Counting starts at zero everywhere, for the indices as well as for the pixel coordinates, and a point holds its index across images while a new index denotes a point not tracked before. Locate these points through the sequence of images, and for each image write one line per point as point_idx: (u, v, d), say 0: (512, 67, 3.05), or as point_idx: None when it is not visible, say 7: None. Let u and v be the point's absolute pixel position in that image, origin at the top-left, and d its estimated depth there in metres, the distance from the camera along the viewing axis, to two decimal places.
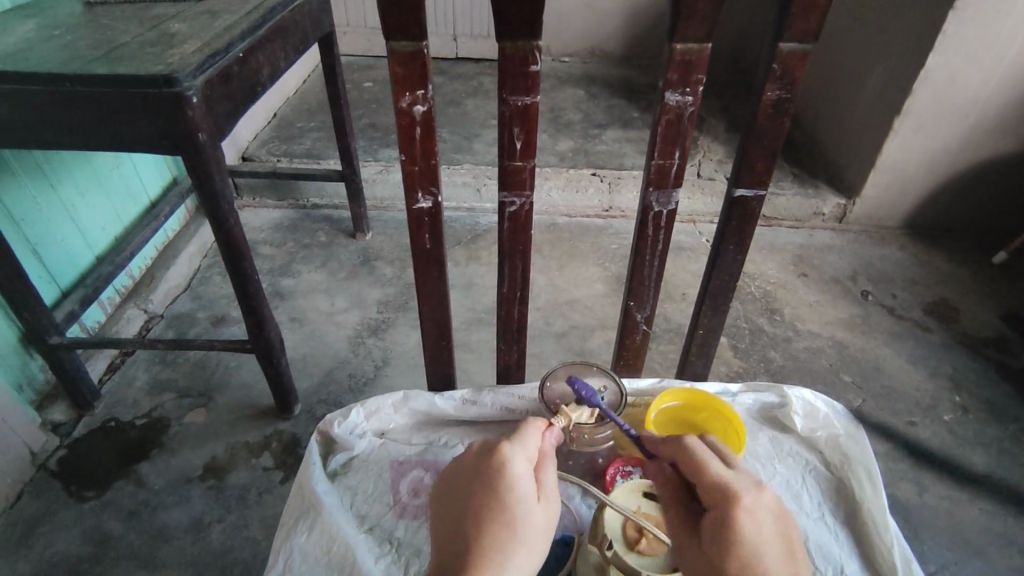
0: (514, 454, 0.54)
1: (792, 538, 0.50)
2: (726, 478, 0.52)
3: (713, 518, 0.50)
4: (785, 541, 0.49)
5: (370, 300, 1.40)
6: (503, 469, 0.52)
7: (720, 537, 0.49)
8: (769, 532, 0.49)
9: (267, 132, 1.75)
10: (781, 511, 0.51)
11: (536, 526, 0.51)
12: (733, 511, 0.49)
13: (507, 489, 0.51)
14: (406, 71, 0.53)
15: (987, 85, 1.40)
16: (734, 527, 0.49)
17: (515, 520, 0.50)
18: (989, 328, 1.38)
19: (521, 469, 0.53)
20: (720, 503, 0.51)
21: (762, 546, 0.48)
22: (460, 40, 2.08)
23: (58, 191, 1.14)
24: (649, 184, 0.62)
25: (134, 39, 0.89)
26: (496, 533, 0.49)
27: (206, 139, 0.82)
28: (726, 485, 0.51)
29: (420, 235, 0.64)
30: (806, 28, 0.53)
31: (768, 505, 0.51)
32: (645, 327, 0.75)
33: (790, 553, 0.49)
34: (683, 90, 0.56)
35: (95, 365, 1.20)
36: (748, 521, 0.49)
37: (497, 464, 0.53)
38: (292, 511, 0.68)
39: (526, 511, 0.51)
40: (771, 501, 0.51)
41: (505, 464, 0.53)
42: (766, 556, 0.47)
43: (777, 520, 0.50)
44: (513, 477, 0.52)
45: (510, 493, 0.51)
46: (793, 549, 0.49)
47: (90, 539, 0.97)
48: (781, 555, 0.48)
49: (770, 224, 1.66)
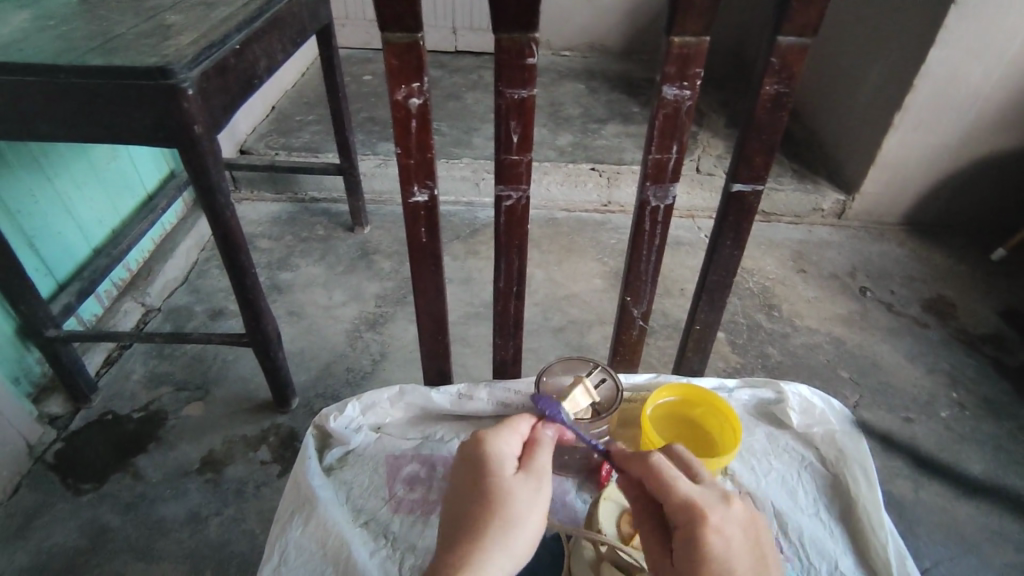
0: (492, 433, 0.56)
1: (758, 546, 0.51)
2: (693, 498, 0.52)
3: (683, 539, 0.51)
4: (752, 550, 0.51)
5: (368, 294, 1.40)
6: (481, 448, 0.55)
7: (690, 558, 0.50)
8: (737, 547, 0.50)
9: (265, 126, 1.75)
10: (748, 521, 0.52)
11: (519, 495, 0.52)
12: (701, 535, 0.50)
13: (485, 465, 0.54)
14: (402, 63, 0.52)
15: (988, 81, 1.40)
16: (704, 549, 0.49)
17: (495, 490, 0.52)
18: (987, 324, 1.38)
19: (501, 447, 0.56)
20: (689, 524, 0.51)
21: (731, 562, 0.49)
22: (459, 33, 2.07)
23: (54, 183, 1.14)
24: (646, 178, 0.61)
25: (129, 30, 0.88)
26: (475, 506, 0.51)
27: (201, 132, 0.81)
28: (693, 507, 0.51)
29: (416, 229, 0.63)
30: (805, 22, 0.53)
31: (736, 520, 0.51)
32: (642, 322, 0.75)
33: (757, 563, 0.50)
34: (681, 84, 0.55)
35: (92, 358, 1.20)
36: (717, 540, 0.50)
37: (475, 444, 0.56)
38: (287, 504, 0.68)
39: (505, 481, 0.53)
40: (738, 513, 0.52)
41: (483, 444, 0.56)
42: (734, 571, 0.48)
43: (744, 532, 0.50)
44: (492, 454, 0.55)
45: (488, 468, 0.54)
46: (761, 557, 0.50)
47: (87, 532, 0.97)
48: (749, 567, 0.49)
49: (769, 219, 1.66)
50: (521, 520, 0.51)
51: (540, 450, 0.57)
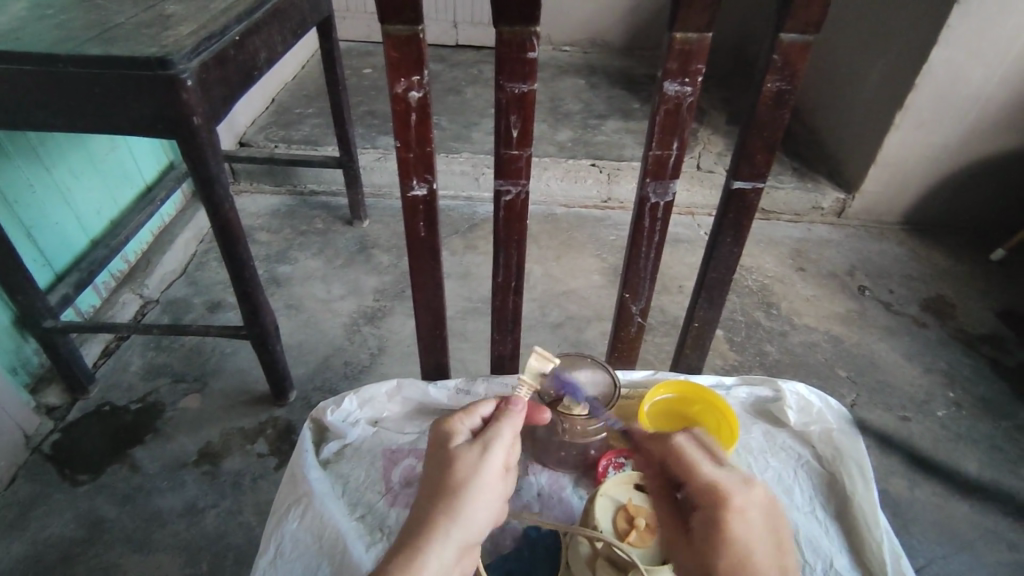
0: (449, 418, 0.59)
1: (781, 533, 0.52)
2: (717, 479, 0.54)
3: (704, 518, 0.52)
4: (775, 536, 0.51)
5: (366, 288, 1.39)
6: (438, 429, 0.59)
7: (710, 535, 0.51)
8: (758, 529, 0.51)
9: (265, 118, 1.74)
10: (772, 506, 0.53)
11: (466, 466, 0.54)
12: (721, 513, 0.52)
13: (440, 444, 0.57)
14: (402, 56, 0.52)
15: (990, 80, 1.39)
16: (725, 528, 0.51)
17: (445, 464, 0.54)
18: (985, 324, 1.38)
19: (456, 425, 0.59)
20: (711, 504, 0.53)
21: (752, 544, 0.50)
22: (461, 27, 2.06)
23: (52, 174, 1.13)
24: (646, 174, 0.61)
25: (127, 20, 0.87)
26: (430, 482, 0.54)
27: (200, 123, 0.81)
28: (717, 487, 0.54)
29: (415, 223, 0.63)
30: (808, 18, 0.53)
31: (758, 503, 0.53)
32: (640, 319, 0.75)
33: (780, 548, 0.50)
34: (682, 80, 0.55)
35: (90, 350, 1.20)
36: (738, 520, 0.51)
37: (434, 427, 0.59)
38: (283, 498, 0.68)
39: (454, 453, 0.55)
40: (760, 497, 0.53)
41: (441, 426, 0.59)
42: (756, 551, 0.49)
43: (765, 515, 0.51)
44: (447, 432, 0.58)
45: (443, 446, 0.57)
46: (782, 542, 0.51)
47: (84, 522, 0.97)
48: (769, 550, 0.50)
49: (769, 217, 1.66)
50: (466, 486, 0.52)
51: (498, 421, 0.58)
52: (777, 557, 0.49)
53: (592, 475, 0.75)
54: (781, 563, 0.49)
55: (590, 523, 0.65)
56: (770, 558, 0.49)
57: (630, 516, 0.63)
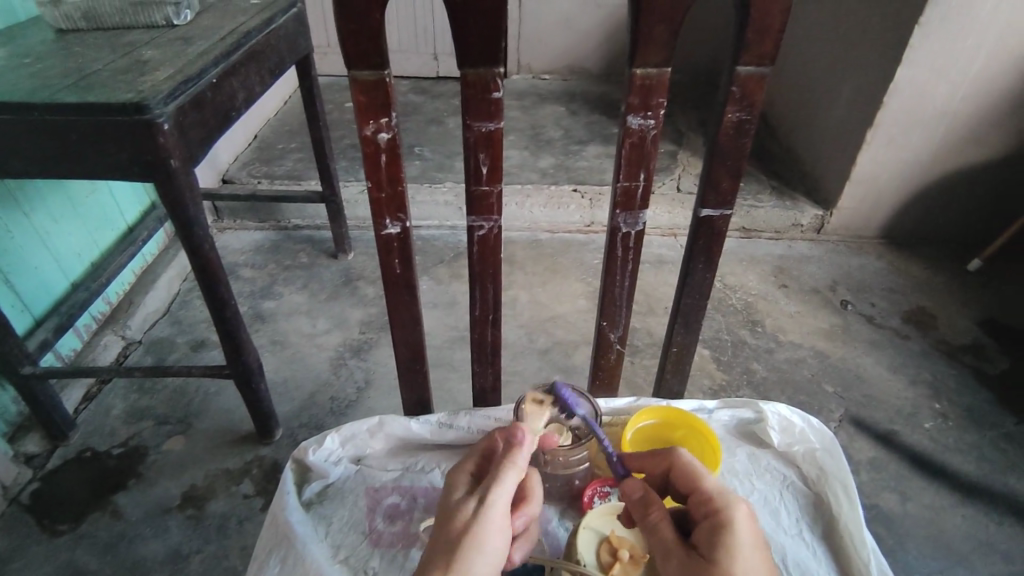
0: (460, 463, 0.60)
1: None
2: (724, 489, 0.58)
3: (710, 523, 0.56)
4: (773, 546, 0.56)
5: (352, 320, 1.39)
6: (449, 476, 0.59)
7: (716, 537, 0.55)
8: (758, 539, 0.55)
9: (248, 154, 1.75)
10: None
11: (463, 519, 0.54)
12: (728, 519, 0.55)
13: (448, 494, 0.58)
14: (370, 100, 0.53)
15: (954, 96, 1.44)
16: (732, 532, 0.54)
17: (445, 516, 0.55)
18: (967, 334, 1.40)
19: (465, 471, 0.59)
20: (717, 510, 0.56)
21: (755, 551, 0.54)
22: (441, 59, 2.10)
23: (31, 218, 1.13)
24: (616, 206, 0.62)
25: (105, 66, 0.88)
26: (431, 534, 0.55)
27: (178, 165, 0.82)
28: (726, 495, 0.58)
29: (389, 260, 0.63)
30: (763, 52, 0.54)
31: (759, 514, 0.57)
32: (619, 346, 0.76)
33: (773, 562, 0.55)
34: (645, 114, 0.56)
35: (70, 395, 1.18)
36: (745, 527, 0.55)
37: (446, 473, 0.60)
38: (265, 542, 0.67)
39: (455, 504, 0.56)
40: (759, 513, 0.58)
41: (453, 473, 0.59)
42: (757, 558, 0.54)
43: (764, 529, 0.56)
44: (454, 480, 0.58)
45: (448, 496, 0.57)
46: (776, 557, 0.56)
47: (63, 575, 0.95)
48: (768, 559, 0.54)
49: (749, 235, 1.68)
50: (461, 541, 0.52)
51: (499, 467, 0.56)
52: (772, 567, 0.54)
53: (577, 505, 0.75)
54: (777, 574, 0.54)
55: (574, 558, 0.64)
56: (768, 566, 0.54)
57: (613, 548, 0.63)
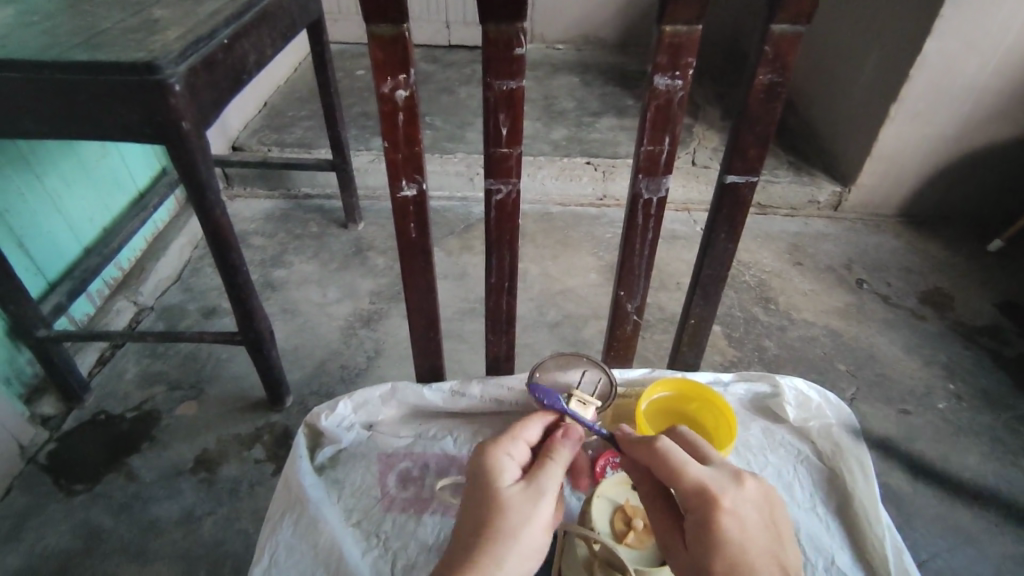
0: (495, 446, 0.58)
1: (771, 526, 0.53)
2: (705, 483, 0.53)
3: (695, 522, 0.53)
4: (768, 531, 0.52)
5: (362, 291, 1.39)
6: (482, 461, 0.57)
7: (704, 539, 0.52)
8: (751, 528, 0.52)
9: (257, 121, 1.73)
10: (760, 499, 0.54)
11: (514, 511, 0.52)
12: (716, 519, 0.51)
13: (485, 477, 0.55)
14: (388, 55, 0.51)
15: (984, 70, 1.39)
16: (720, 534, 0.51)
17: (493, 505, 0.53)
18: (983, 315, 1.38)
19: (502, 457, 0.57)
20: (702, 508, 0.52)
21: (747, 544, 0.51)
22: (453, 27, 2.05)
23: (44, 182, 1.13)
24: (638, 171, 0.61)
25: (114, 25, 0.86)
26: (474, 520, 0.53)
27: (190, 128, 0.80)
28: (707, 491, 0.53)
29: (405, 224, 0.62)
30: (799, 10, 0.52)
31: (749, 500, 0.53)
32: (636, 317, 0.75)
33: (772, 544, 0.52)
34: (672, 74, 0.54)
35: (85, 359, 1.19)
36: (732, 524, 0.51)
37: (478, 457, 0.58)
38: (278, 505, 0.67)
39: (503, 494, 0.54)
40: (749, 494, 0.53)
41: (486, 454, 0.57)
42: (750, 552, 0.50)
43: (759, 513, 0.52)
44: (490, 464, 0.56)
45: (489, 481, 0.55)
46: (775, 536, 0.52)
47: (81, 533, 0.97)
48: (763, 547, 0.51)
49: (765, 212, 1.65)
50: (518, 535, 0.51)
51: (546, 461, 0.56)
52: (769, 553, 0.51)
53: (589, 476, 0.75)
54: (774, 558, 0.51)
55: (587, 526, 0.64)
56: (763, 554, 0.51)
57: (628, 518, 0.63)
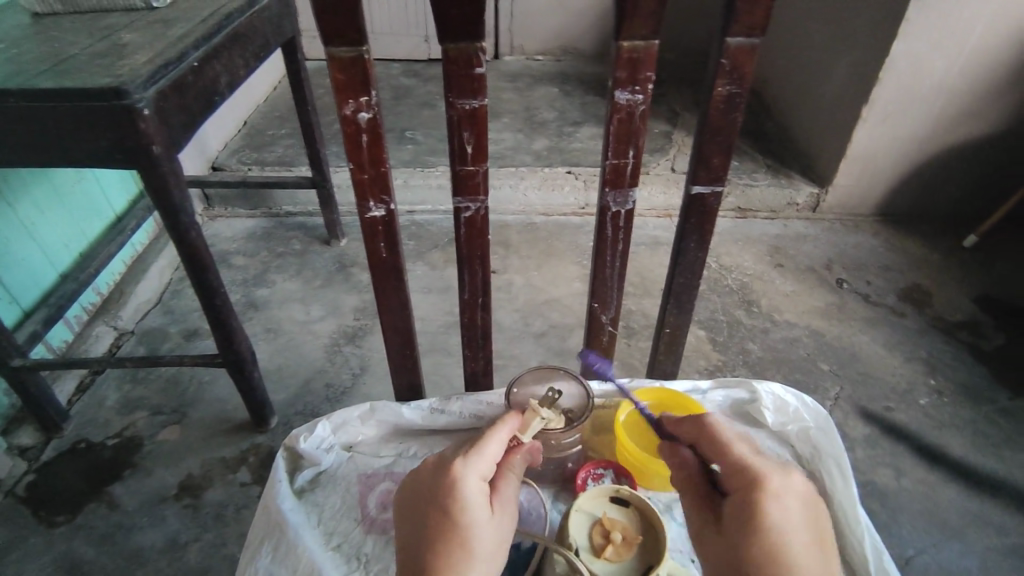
0: (472, 470, 0.54)
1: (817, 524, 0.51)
2: (754, 463, 0.54)
3: (742, 502, 0.52)
4: (813, 524, 0.51)
5: (346, 307, 1.38)
6: (458, 485, 0.53)
7: (746, 517, 0.51)
8: (795, 518, 0.50)
9: (237, 141, 1.72)
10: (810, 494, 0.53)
11: (490, 541, 0.52)
12: (760, 498, 0.51)
13: (463, 506, 0.52)
14: (349, 78, 0.52)
15: (952, 71, 1.41)
16: (761, 510, 0.51)
17: (472, 539, 0.51)
18: (963, 311, 1.39)
19: (476, 479, 0.54)
20: (749, 488, 0.52)
21: (791, 533, 0.49)
22: (432, 41, 2.06)
23: (16, 209, 1.11)
24: (605, 184, 0.61)
25: (82, 51, 0.86)
26: (451, 551, 0.50)
27: (161, 151, 0.80)
28: (755, 470, 0.53)
29: (375, 244, 0.62)
30: (752, 22, 0.53)
31: (796, 490, 0.52)
32: (611, 328, 0.75)
33: (816, 540, 0.50)
34: (632, 88, 0.55)
35: (63, 387, 1.17)
36: (777, 506, 0.51)
37: (453, 477, 0.53)
38: (257, 530, 0.67)
39: (479, 526, 0.52)
40: (799, 485, 0.52)
41: (463, 477, 0.54)
42: (792, 537, 0.49)
43: (804, 502, 0.51)
44: (465, 492, 0.53)
45: (468, 511, 0.52)
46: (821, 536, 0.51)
47: (61, 565, 0.95)
48: (809, 542, 0.49)
49: (745, 215, 1.67)
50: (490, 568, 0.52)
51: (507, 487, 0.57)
52: (815, 547, 0.49)
53: (570, 488, 0.75)
54: (820, 556, 0.49)
55: (565, 541, 0.64)
56: (808, 549, 0.49)
57: (606, 531, 0.63)
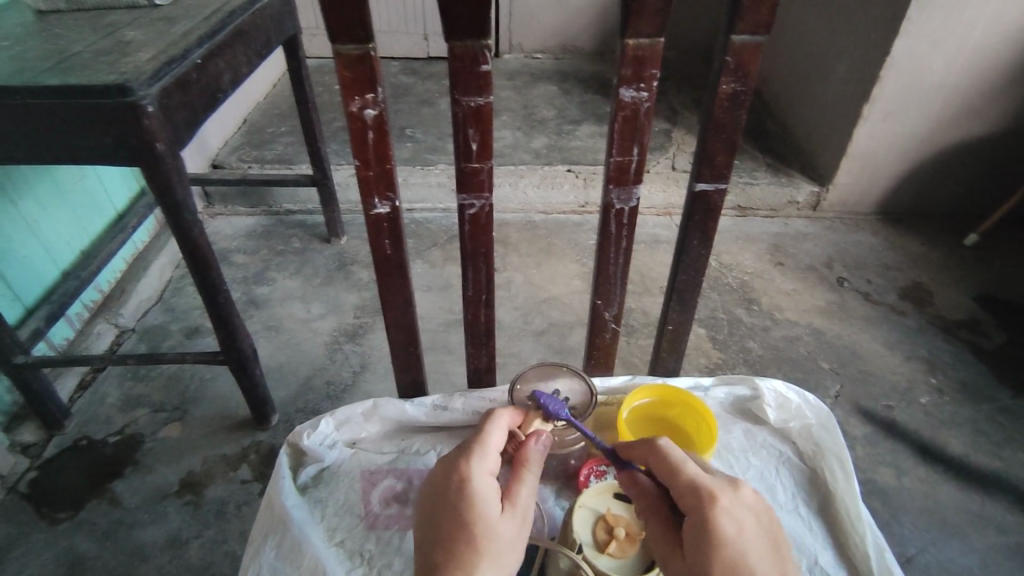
0: (476, 467, 0.55)
1: (770, 532, 0.52)
2: (702, 481, 0.54)
3: (694, 524, 0.52)
4: (766, 536, 0.52)
5: (346, 305, 1.38)
6: (462, 484, 0.54)
7: (700, 538, 0.51)
8: (748, 529, 0.51)
9: (237, 138, 1.72)
10: (758, 505, 0.54)
11: (505, 537, 0.52)
12: (711, 515, 0.51)
13: (469, 503, 0.53)
14: (356, 75, 0.52)
15: (952, 69, 1.42)
16: (714, 529, 0.51)
17: (482, 535, 0.51)
18: (962, 309, 1.40)
19: (483, 476, 0.55)
20: (698, 506, 0.53)
21: (744, 546, 0.50)
22: (432, 39, 2.06)
23: (18, 206, 1.11)
24: (609, 181, 0.61)
25: (85, 48, 0.86)
26: (462, 548, 0.51)
27: (164, 149, 0.80)
28: (703, 489, 0.53)
29: (380, 241, 0.63)
30: (758, 20, 0.53)
31: (745, 503, 0.53)
32: (614, 325, 0.75)
33: (772, 549, 0.51)
34: (638, 85, 0.55)
35: (64, 384, 1.17)
36: (728, 521, 0.51)
37: (457, 478, 0.55)
38: (261, 526, 0.67)
39: (491, 522, 0.52)
40: (747, 496, 0.53)
41: (467, 475, 0.55)
42: (748, 553, 0.50)
43: (754, 515, 0.52)
44: (473, 489, 0.54)
45: (475, 507, 0.53)
46: (776, 544, 0.52)
47: (64, 562, 0.95)
48: (763, 552, 0.50)
49: (745, 214, 1.67)
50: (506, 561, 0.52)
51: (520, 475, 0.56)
52: (770, 560, 0.50)
53: (574, 485, 0.75)
54: (773, 565, 0.50)
55: (569, 537, 0.64)
56: (763, 559, 0.50)
57: (609, 527, 0.63)
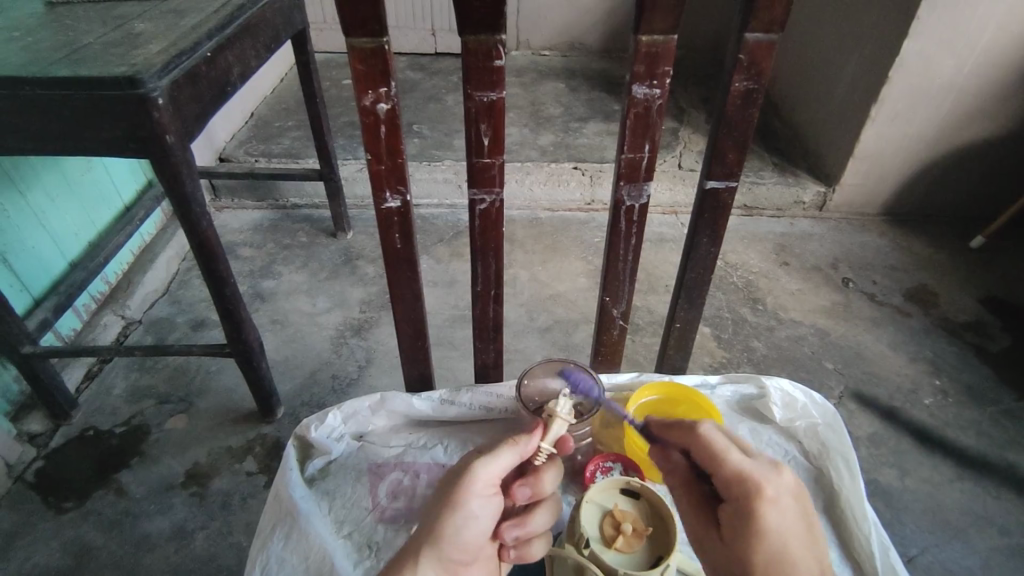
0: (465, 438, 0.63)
1: (811, 518, 0.53)
2: (748, 471, 0.53)
3: (740, 514, 0.52)
4: (807, 523, 0.53)
5: (352, 300, 1.39)
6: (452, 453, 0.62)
7: (744, 529, 0.52)
8: (793, 519, 0.52)
9: (244, 132, 1.73)
10: (801, 492, 0.54)
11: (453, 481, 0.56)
12: (757, 507, 0.52)
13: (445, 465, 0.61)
14: (369, 68, 0.52)
15: (962, 71, 1.41)
16: (761, 521, 0.51)
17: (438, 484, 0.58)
18: (967, 311, 1.40)
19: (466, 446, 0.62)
20: (744, 497, 0.53)
21: (788, 536, 0.51)
22: (439, 35, 2.06)
23: (26, 198, 1.12)
24: (620, 177, 0.61)
25: (95, 40, 0.86)
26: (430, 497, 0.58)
27: (174, 141, 0.80)
28: (749, 480, 0.53)
29: (390, 235, 0.63)
30: (771, 18, 0.53)
31: (790, 491, 0.53)
32: (622, 322, 0.75)
33: (812, 536, 0.52)
34: (650, 82, 0.55)
35: (72, 374, 1.18)
36: (774, 513, 0.51)
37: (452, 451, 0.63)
38: (268, 518, 0.68)
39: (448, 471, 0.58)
40: (790, 485, 0.53)
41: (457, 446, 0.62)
42: (791, 544, 0.50)
43: (798, 503, 0.52)
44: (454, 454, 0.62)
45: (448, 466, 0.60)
46: (815, 530, 0.53)
47: (71, 551, 0.96)
48: (805, 541, 0.51)
49: (751, 213, 1.67)
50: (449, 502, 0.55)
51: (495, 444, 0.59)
52: (810, 548, 0.51)
53: (579, 480, 0.76)
54: (814, 552, 0.51)
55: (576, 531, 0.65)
56: (805, 548, 0.51)
57: (617, 522, 0.63)
